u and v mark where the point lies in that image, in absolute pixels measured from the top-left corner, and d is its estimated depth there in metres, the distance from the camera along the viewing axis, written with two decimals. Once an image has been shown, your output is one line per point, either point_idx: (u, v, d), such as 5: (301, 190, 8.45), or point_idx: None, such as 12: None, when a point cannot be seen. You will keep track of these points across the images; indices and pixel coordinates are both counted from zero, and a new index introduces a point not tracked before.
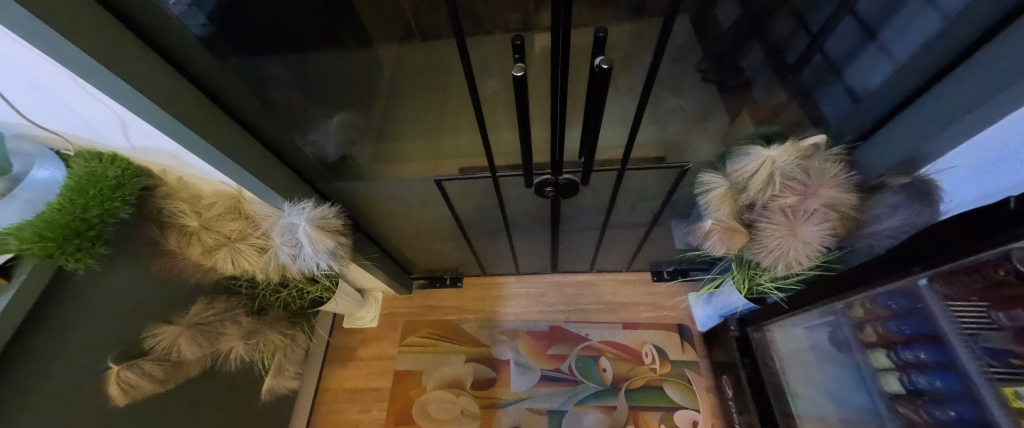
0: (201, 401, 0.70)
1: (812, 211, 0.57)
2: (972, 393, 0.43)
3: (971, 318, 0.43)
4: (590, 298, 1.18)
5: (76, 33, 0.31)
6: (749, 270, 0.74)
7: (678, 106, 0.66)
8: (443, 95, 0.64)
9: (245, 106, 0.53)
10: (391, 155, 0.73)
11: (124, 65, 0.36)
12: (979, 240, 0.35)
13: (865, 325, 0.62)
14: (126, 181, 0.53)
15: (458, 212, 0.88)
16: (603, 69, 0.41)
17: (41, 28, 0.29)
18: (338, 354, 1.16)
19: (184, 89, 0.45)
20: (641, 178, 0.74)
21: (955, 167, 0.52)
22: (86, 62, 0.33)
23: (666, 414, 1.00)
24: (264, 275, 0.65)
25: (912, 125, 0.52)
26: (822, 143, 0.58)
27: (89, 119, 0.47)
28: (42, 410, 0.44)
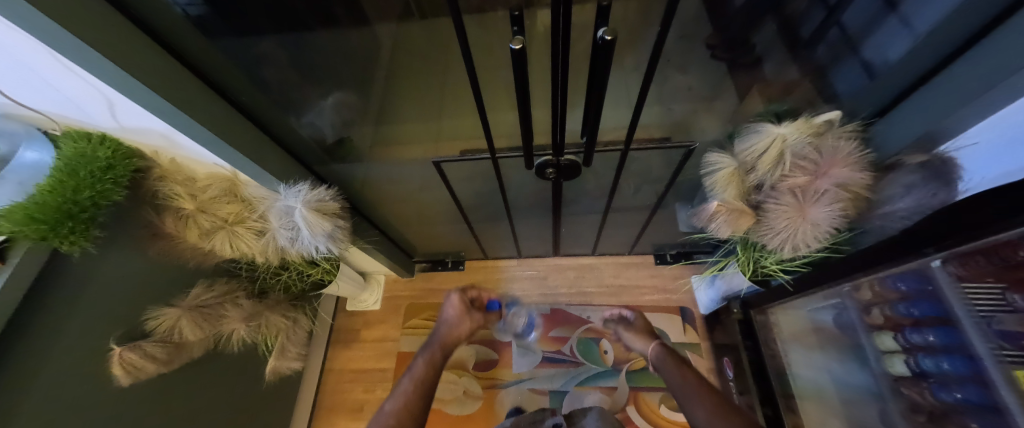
0: (206, 380, 0.71)
1: (822, 191, 0.56)
2: (981, 376, 0.42)
3: (983, 300, 0.42)
4: (591, 281, 1.18)
5: (62, 11, 0.29)
6: (754, 252, 0.72)
7: (686, 85, 0.61)
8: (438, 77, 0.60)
9: (239, 87, 0.52)
10: (389, 138, 0.71)
11: (111, 43, 0.34)
12: (1004, 219, 0.33)
13: (873, 308, 0.61)
14: (118, 163, 0.52)
15: (458, 195, 0.87)
16: (608, 41, 0.39)
17: (27, 9, 0.27)
18: (342, 336, 1.17)
19: (174, 70, 0.43)
20: (645, 159, 0.72)
21: (976, 144, 0.49)
22: (70, 43, 0.31)
23: (665, 395, 1.02)
24: (263, 258, 0.65)
25: (934, 101, 0.49)
26: (836, 120, 0.55)
27: (74, 97, 0.45)
28: (49, 388, 0.46)
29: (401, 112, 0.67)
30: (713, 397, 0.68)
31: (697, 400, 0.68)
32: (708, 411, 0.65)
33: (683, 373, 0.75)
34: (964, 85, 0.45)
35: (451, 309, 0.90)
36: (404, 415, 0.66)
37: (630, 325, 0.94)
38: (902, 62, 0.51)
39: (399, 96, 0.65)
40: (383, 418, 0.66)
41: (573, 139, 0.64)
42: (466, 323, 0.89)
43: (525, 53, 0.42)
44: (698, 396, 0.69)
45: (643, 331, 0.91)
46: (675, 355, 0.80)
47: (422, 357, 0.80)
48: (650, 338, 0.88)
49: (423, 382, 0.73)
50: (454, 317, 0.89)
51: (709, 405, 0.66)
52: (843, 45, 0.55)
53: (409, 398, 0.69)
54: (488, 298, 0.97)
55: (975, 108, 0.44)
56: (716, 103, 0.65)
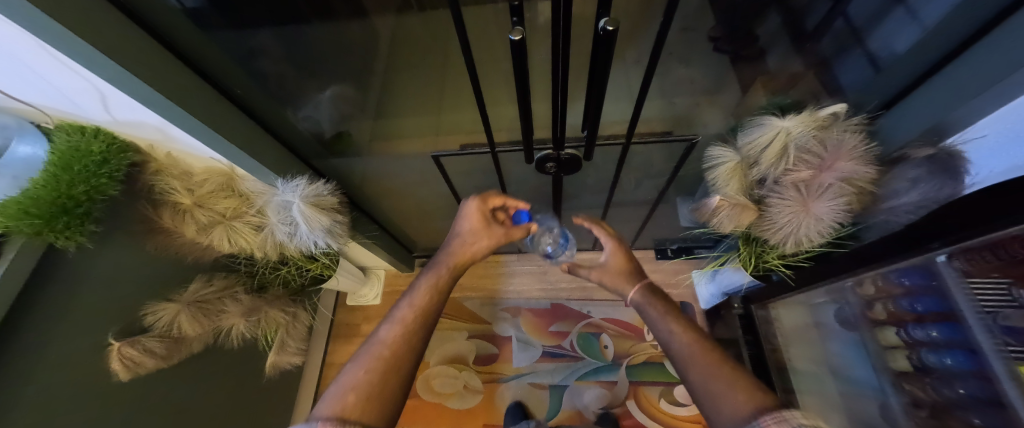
0: (205, 375, 0.71)
1: (826, 185, 0.55)
2: (984, 372, 0.42)
3: (988, 296, 0.41)
4: (592, 276, 1.17)
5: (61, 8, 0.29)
6: (756, 247, 0.71)
7: (688, 77, 0.60)
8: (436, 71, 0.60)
9: (234, 78, 0.50)
10: (387, 132, 0.70)
11: (111, 38, 0.34)
12: (1009, 215, 0.33)
13: (876, 303, 0.60)
14: (112, 156, 0.51)
15: (457, 190, 0.86)
16: (609, 31, 0.37)
17: (32, 11, 0.27)
18: (342, 331, 1.18)
19: (168, 63, 0.42)
20: (647, 154, 0.71)
21: (984, 136, 0.48)
22: (68, 38, 0.30)
23: (665, 389, 1.02)
24: (262, 253, 0.65)
25: (942, 94, 0.48)
26: (842, 113, 0.54)
27: (65, 90, 0.44)
28: (41, 383, 0.46)
29: (400, 105, 0.66)
30: (712, 348, 0.42)
31: (687, 351, 0.43)
32: (699, 358, 0.41)
33: (667, 321, 0.48)
34: (972, 78, 0.43)
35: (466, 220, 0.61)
36: (390, 368, 0.39)
37: (601, 266, 0.63)
38: (911, 52, 0.50)
39: (401, 88, 0.64)
40: (359, 363, 0.39)
41: (573, 133, 0.63)
42: (488, 238, 0.60)
43: (524, 43, 0.40)
44: (685, 345, 0.43)
45: (617, 267, 0.61)
46: (661, 298, 0.53)
47: (431, 272, 0.52)
48: (626, 272, 0.60)
49: (431, 315, 0.46)
50: (474, 225, 0.60)
51: (706, 361, 0.40)
52: (848, 35, 0.53)
53: (409, 331, 0.43)
54: (518, 207, 0.66)
55: (986, 102, 0.43)
56: (719, 96, 0.64)
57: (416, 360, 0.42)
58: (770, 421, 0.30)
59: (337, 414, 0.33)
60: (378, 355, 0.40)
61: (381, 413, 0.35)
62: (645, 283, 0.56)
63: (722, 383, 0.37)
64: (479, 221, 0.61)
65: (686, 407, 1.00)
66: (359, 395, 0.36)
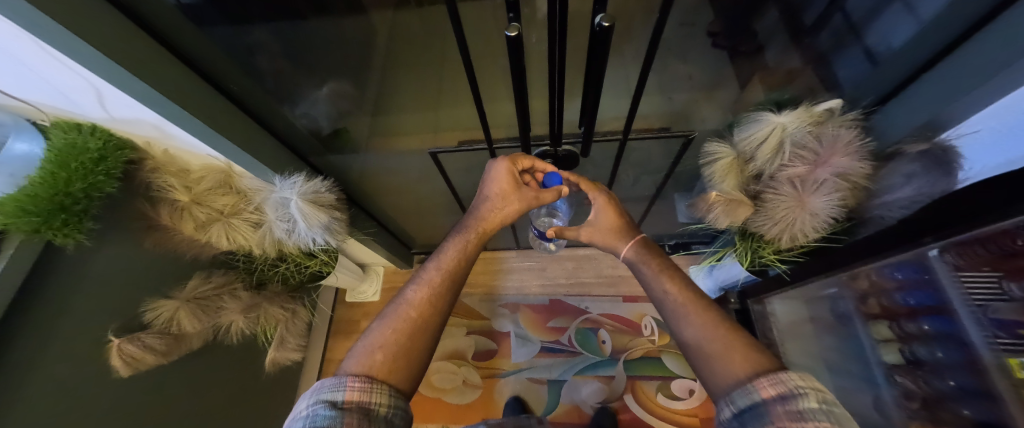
0: (205, 371, 0.72)
1: (821, 181, 0.55)
2: (975, 364, 0.43)
3: (979, 289, 0.41)
4: (591, 272, 1.18)
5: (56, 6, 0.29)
6: (752, 242, 0.72)
7: (687, 74, 0.62)
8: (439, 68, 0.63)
9: (231, 76, 0.50)
10: (386, 128, 0.71)
11: (103, 31, 0.33)
12: (1000, 208, 0.33)
13: (869, 297, 0.61)
14: (109, 154, 0.51)
15: (456, 187, 0.86)
16: (605, 27, 0.37)
17: (23, 6, 0.26)
18: (342, 327, 1.18)
19: (164, 60, 0.41)
20: (644, 150, 0.71)
21: (977, 131, 0.48)
22: (61, 34, 0.30)
23: (663, 383, 1.03)
24: (261, 250, 0.65)
25: (938, 89, 0.48)
26: (836, 108, 0.54)
27: (62, 87, 0.44)
28: (41, 379, 0.46)
29: (400, 102, 0.68)
30: (710, 307, 0.43)
31: (682, 310, 0.44)
32: (693, 318, 0.42)
33: (663, 279, 0.48)
34: (970, 72, 0.43)
35: (496, 182, 0.55)
36: (416, 329, 0.41)
37: (589, 222, 0.61)
38: (905, 47, 0.49)
39: (399, 85, 0.66)
40: (386, 323, 0.41)
41: (570, 129, 0.63)
42: (518, 203, 0.55)
43: (521, 40, 0.40)
44: (680, 305, 0.44)
45: (605, 224, 0.59)
46: (657, 255, 0.53)
47: (457, 237, 0.50)
48: (614, 228, 0.58)
49: (458, 274, 0.47)
50: (502, 188, 0.55)
51: (702, 321, 0.41)
52: (846, 32, 0.55)
53: (435, 293, 0.43)
54: (548, 170, 0.60)
55: (978, 96, 0.43)
56: (717, 92, 0.65)
57: (442, 321, 0.44)
58: (765, 384, 0.32)
59: (367, 372, 0.36)
60: (406, 315, 0.41)
61: (407, 372, 0.38)
62: (639, 239, 0.56)
63: (718, 343, 0.39)
64: (508, 182, 0.55)
65: (683, 401, 1.01)
66: (388, 353, 0.38)
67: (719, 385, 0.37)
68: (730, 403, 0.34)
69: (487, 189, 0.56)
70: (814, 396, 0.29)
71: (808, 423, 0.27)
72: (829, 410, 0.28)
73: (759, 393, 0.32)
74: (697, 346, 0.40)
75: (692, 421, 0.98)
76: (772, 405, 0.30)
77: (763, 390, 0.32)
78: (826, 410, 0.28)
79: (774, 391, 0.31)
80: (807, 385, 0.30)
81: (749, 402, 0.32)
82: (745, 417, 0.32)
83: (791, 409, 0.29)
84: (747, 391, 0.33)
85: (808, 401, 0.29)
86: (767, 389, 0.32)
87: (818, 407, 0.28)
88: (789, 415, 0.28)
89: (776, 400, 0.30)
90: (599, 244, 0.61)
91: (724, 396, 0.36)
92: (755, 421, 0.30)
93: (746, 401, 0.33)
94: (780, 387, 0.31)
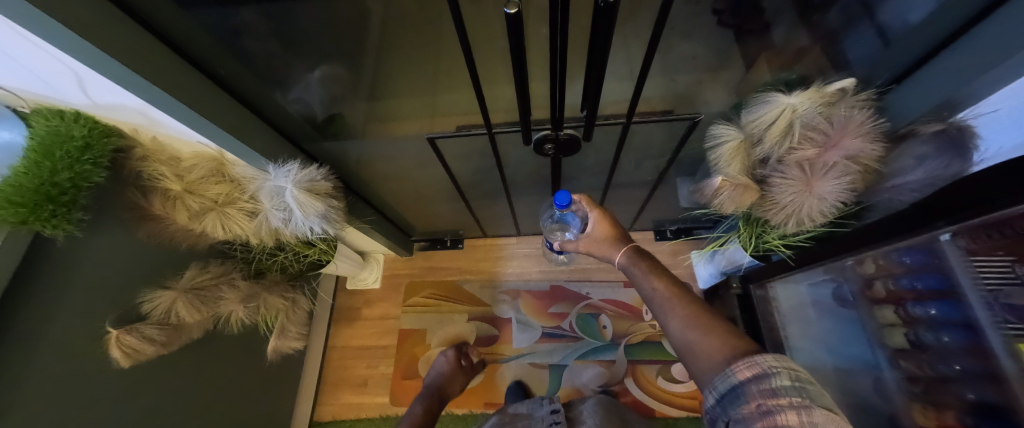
0: (206, 360, 0.72)
1: (831, 164, 0.54)
2: (983, 349, 0.42)
3: (990, 273, 0.40)
4: (591, 258, 1.18)
5: None
6: (757, 227, 0.71)
7: (690, 54, 0.56)
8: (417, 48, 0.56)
9: (216, 56, 0.47)
10: (385, 114, 0.66)
11: (76, 9, 0.31)
12: (1011, 195, 0.32)
13: (875, 281, 0.60)
14: (95, 142, 0.50)
15: (454, 173, 0.85)
16: (609, 3, 0.35)
17: None
18: (343, 315, 1.19)
19: (145, 42, 0.39)
20: (647, 133, 0.69)
21: (996, 110, 0.47)
22: (32, 14, 0.28)
23: (663, 367, 1.04)
24: (257, 240, 0.64)
25: (957, 65, 0.46)
26: (850, 87, 0.52)
27: (40, 73, 0.43)
28: (36, 371, 0.46)
29: (395, 85, 0.61)
30: (694, 301, 0.43)
31: (667, 305, 0.44)
32: (677, 311, 0.42)
33: (649, 277, 0.48)
34: (995, 47, 0.41)
35: (445, 363, 1.00)
36: None
37: (585, 235, 0.62)
38: (923, 23, 0.47)
39: (390, 69, 0.59)
40: None
41: (572, 113, 0.61)
42: (462, 375, 1.00)
43: (520, 17, 0.38)
44: (666, 299, 0.44)
45: (603, 236, 0.59)
46: (645, 254, 0.52)
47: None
48: (612, 241, 0.57)
49: None
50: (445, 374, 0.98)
51: (686, 312, 0.41)
52: (858, 8, 0.51)
53: None
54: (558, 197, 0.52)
55: (999, 73, 0.41)
56: (723, 72, 0.59)
57: None
58: (742, 367, 0.31)
59: None
60: None
61: None
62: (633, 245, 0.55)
63: (697, 331, 0.39)
64: (449, 366, 1.00)
65: (683, 384, 1.02)
66: None
67: (703, 372, 0.36)
68: (713, 390, 0.33)
69: (435, 368, 1.00)
70: (788, 374, 0.28)
71: (780, 399, 0.26)
72: (802, 387, 0.27)
73: (736, 376, 0.31)
74: (683, 338, 0.40)
75: (692, 403, 1.00)
76: (749, 386, 0.29)
77: (740, 373, 0.31)
78: (800, 387, 0.27)
79: (750, 372, 0.30)
80: (780, 365, 0.29)
81: (728, 386, 0.31)
82: (726, 401, 0.31)
83: (765, 388, 0.28)
84: (726, 375, 0.32)
85: (782, 380, 0.28)
86: (744, 370, 0.31)
87: (790, 384, 0.27)
88: (763, 393, 0.28)
89: (752, 380, 0.30)
90: (597, 252, 0.61)
91: (709, 384, 0.35)
92: (736, 405, 0.30)
93: (726, 385, 0.32)
94: (755, 369, 0.30)
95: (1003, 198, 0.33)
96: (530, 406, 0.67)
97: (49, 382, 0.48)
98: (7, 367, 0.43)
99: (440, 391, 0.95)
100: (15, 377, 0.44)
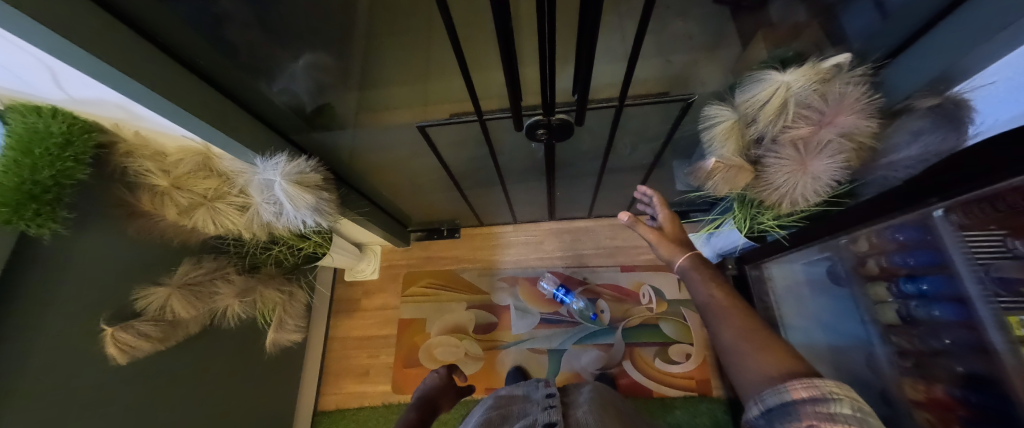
0: (205, 354, 0.73)
1: (825, 142, 0.53)
2: (972, 322, 0.43)
3: (983, 248, 0.40)
4: (588, 243, 1.18)
5: None
6: (751, 208, 0.71)
7: (685, 33, 0.54)
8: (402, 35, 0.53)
9: (194, 47, 0.46)
10: (377, 103, 0.64)
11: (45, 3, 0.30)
12: (1002, 169, 0.32)
13: (868, 259, 0.60)
14: (76, 138, 0.49)
15: (448, 162, 0.84)
16: None
17: None
18: (343, 306, 1.20)
19: (119, 34, 0.38)
20: (642, 116, 0.68)
21: (993, 83, 0.46)
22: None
23: (660, 349, 1.06)
24: (250, 233, 0.64)
25: (958, 36, 0.45)
26: (845, 63, 0.50)
27: (12, 68, 0.41)
28: (34, 367, 0.47)
29: (385, 74, 0.59)
30: (751, 315, 0.41)
31: (724, 317, 0.41)
32: (733, 322, 0.40)
33: (708, 284, 0.46)
34: (990, 17, 0.41)
35: (434, 380, 0.91)
36: None
37: (656, 229, 0.60)
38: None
39: (381, 55, 0.56)
40: None
41: (564, 97, 0.59)
42: (452, 395, 0.90)
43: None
44: (721, 308, 0.42)
45: (670, 236, 0.58)
46: (708, 265, 0.51)
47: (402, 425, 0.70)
48: (677, 244, 0.56)
49: None
50: (439, 385, 0.88)
51: (740, 324, 0.39)
52: None
53: None
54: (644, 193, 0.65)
55: (997, 43, 0.41)
56: (719, 52, 0.58)
57: None
58: (797, 386, 0.29)
59: None
60: None
61: None
62: (694, 252, 0.53)
63: (752, 343, 0.37)
64: (441, 381, 0.91)
65: (680, 365, 1.04)
66: None
67: (749, 385, 0.35)
68: (758, 401, 0.31)
69: (427, 382, 0.90)
70: (850, 403, 0.26)
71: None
72: (865, 420, 0.24)
73: (789, 393, 0.29)
74: (732, 348, 0.38)
75: (689, 383, 1.02)
76: (802, 407, 0.27)
77: (795, 391, 0.29)
78: (863, 419, 0.24)
79: (806, 393, 0.28)
80: (843, 392, 0.26)
81: (778, 401, 0.29)
82: (772, 415, 0.29)
83: (821, 411, 0.26)
84: (777, 390, 0.30)
85: (842, 408, 0.25)
86: (799, 390, 0.28)
87: (852, 414, 0.25)
88: (818, 416, 0.26)
89: (807, 402, 0.27)
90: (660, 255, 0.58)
91: (753, 396, 0.33)
92: (783, 421, 0.28)
93: (776, 400, 0.30)
94: (812, 391, 0.28)
95: (995, 172, 0.33)
96: (527, 389, 0.68)
97: (42, 380, 0.48)
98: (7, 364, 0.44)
99: (433, 399, 0.84)
100: (9, 376, 0.44)
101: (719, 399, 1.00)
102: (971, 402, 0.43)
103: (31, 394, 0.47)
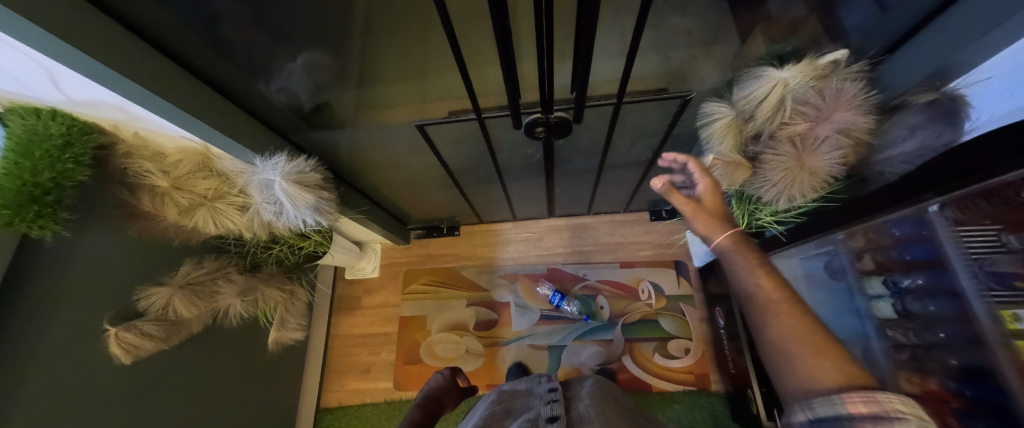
0: (207, 353, 0.74)
1: (822, 138, 0.53)
2: (966, 317, 0.43)
3: (976, 242, 0.41)
4: (587, 240, 1.19)
5: None
6: (749, 205, 0.71)
7: (683, 28, 0.54)
8: (398, 31, 0.52)
9: (190, 47, 0.46)
10: (375, 101, 0.64)
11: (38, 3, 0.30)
12: (998, 164, 0.32)
13: (864, 254, 0.61)
14: (75, 139, 0.49)
15: (446, 160, 0.84)
16: None
17: None
18: (343, 304, 1.20)
19: (116, 34, 0.37)
20: (640, 113, 0.68)
21: (990, 78, 0.46)
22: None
23: (660, 344, 1.07)
24: (251, 233, 0.64)
25: (955, 31, 0.45)
26: (843, 59, 0.51)
27: (10, 70, 0.42)
28: (38, 367, 0.47)
29: (384, 71, 0.58)
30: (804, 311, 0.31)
31: (769, 314, 0.32)
32: (782, 315, 0.31)
33: (755, 271, 0.35)
34: (988, 13, 0.41)
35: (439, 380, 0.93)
36: None
37: (691, 199, 0.45)
38: None
39: (380, 52, 0.56)
40: None
41: (562, 94, 0.59)
42: (455, 395, 0.91)
43: None
44: (771, 302, 0.32)
45: (707, 209, 0.43)
46: (754, 247, 0.38)
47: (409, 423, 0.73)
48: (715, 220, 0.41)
49: None
50: (443, 385, 0.89)
51: (793, 324, 0.30)
52: None
53: None
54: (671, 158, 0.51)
55: (994, 38, 0.41)
56: (716, 47, 0.58)
57: None
58: (854, 399, 0.25)
59: None
60: None
61: None
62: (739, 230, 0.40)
63: (806, 347, 0.29)
64: (445, 382, 0.92)
65: (679, 360, 1.05)
66: None
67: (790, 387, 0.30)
68: (805, 407, 0.27)
69: (431, 382, 0.91)
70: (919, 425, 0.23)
71: None
72: None
73: (844, 406, 0.25)
74: (774, 355, 0.31)
75: (688, 378, 1.03)
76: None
77: (851, 405, 0.25)
78: None
79: (867, 408, 0.24)
80: (910, 411, 0.23)
81: (829, 413, 0.26)
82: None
83: None
84: (829, 400, 0.26)
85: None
86: (857, 403, 0.25)
87: None
88: None
89: (870, 421, 0.24)
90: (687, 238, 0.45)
91: (799, 400, 0.28)
92: None
93: (826, 411, 0.26)
94: (874, 407, 0.24)
95: (988, 167, 0.33)
96: (530, 384, 0.69)
97: (47, 381, 0.48)
98: (10, 364, 0.44)
99: (438, 399, 0.85)
100: (13, 376, 0.45)
101: (718, 393, 1.01)
102: (967, 395, 0.44)
103: (36, 394, 0.47)
